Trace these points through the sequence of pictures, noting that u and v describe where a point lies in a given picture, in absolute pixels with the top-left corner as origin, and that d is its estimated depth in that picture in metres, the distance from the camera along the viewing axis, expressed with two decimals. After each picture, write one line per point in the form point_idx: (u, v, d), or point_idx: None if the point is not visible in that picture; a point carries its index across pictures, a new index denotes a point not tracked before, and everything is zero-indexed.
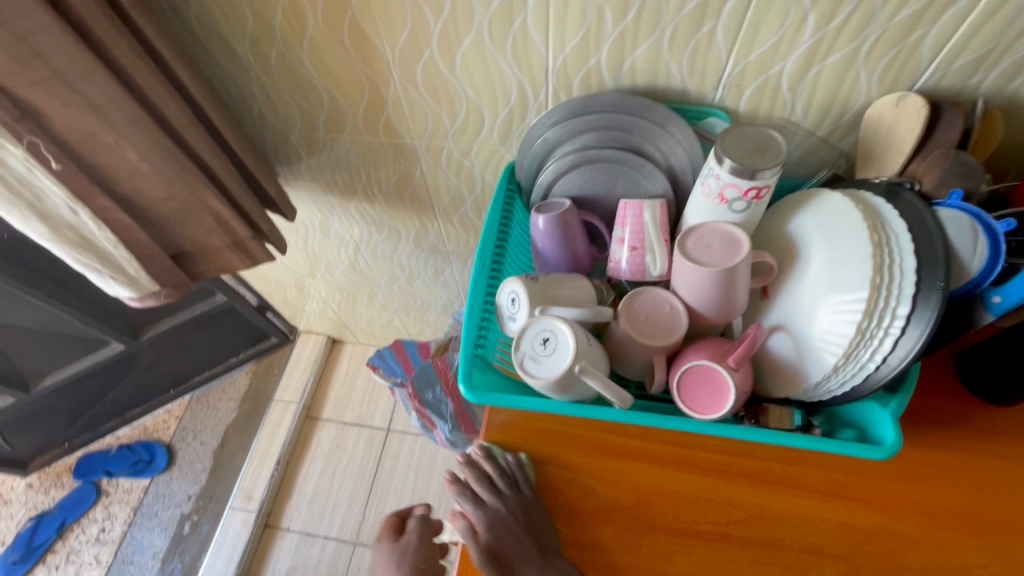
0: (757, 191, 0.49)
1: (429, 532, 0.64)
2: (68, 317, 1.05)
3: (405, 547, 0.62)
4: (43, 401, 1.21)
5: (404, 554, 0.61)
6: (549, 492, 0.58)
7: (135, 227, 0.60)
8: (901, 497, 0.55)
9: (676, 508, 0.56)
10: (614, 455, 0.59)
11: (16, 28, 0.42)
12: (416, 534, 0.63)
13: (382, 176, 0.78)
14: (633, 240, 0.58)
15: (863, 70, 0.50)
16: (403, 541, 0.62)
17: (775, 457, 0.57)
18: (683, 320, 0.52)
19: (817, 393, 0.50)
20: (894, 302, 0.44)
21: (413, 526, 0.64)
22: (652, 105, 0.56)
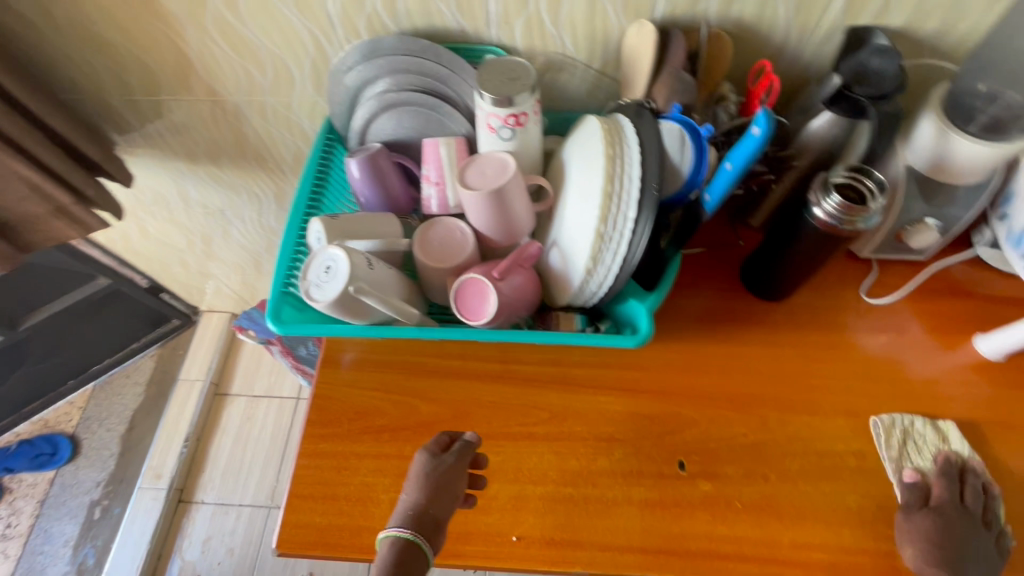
0: (516, 116, 0.54)
1: (469, 461, 0.56)
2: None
3: (440, 462, 0.55)
4: None
5: (434, 468, 0.54)
6: (376, 413, 0.63)
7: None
8: (683, 386, 0.64)
9: (491, 415, 0.63)
10: (437, 375, 0.65)
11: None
12: (456, 454, 0.56)
13: (218, 138, 0.79)
14: (435, 176, 0.62)
15: (607, 3, 0.55)
16: (442, 455, 0.55)
17: (576, 363, 0.65)
18: (472, 243, 0.57)
19: (586, 298, 0.56)
20: (624, 207, 0.50)
21: (456, 446, 0.56)
22: (429, 46, 0.60)
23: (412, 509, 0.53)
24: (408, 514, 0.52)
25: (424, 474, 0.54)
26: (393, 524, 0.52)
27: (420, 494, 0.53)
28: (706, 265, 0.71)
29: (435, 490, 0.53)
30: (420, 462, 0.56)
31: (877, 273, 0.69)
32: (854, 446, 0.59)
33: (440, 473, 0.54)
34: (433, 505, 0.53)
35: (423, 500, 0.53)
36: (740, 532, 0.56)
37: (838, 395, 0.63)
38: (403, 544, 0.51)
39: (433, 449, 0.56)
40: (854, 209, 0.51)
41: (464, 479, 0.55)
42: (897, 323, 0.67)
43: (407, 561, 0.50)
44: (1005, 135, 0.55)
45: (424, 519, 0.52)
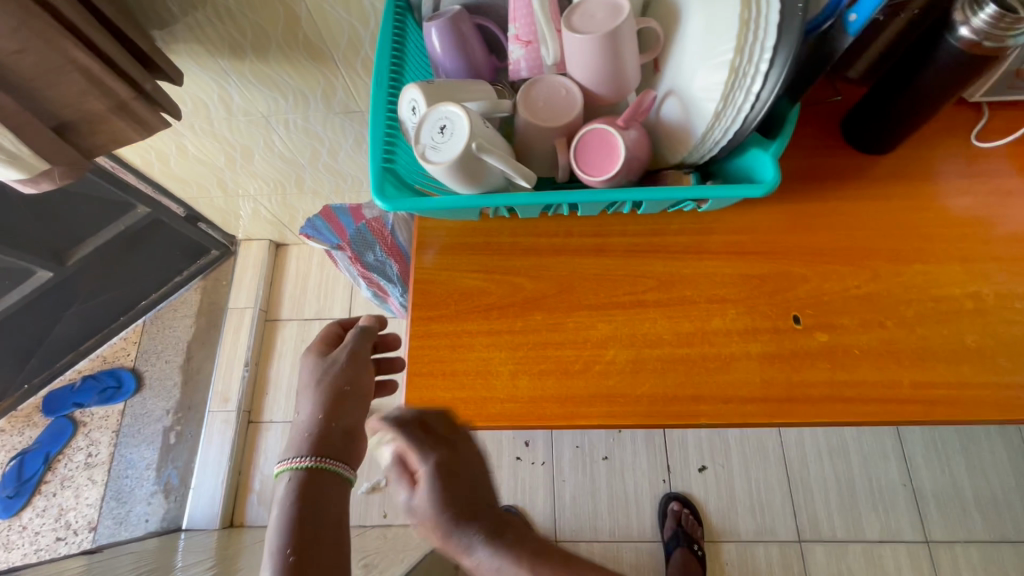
0: None
1: (367, 346, 0.58)
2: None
3: (330, 365, 0.55)
4: None
5: (326, 370, 0.54)
6: (481, 293, 0.63)
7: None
8: (791, 245, 0.62)
9: (598, 286, 0.62)
10: (537, 254, 0.63)
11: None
12: (348, 348, 0.57)
13: (267, 22, 0.73)
14: (525, 35, 0.57)
15: None
16: (330, 357, 0.56)
17: (680, 231, 0.63)
18: (580, 101, 0.54)
19: (705, 149, 0.54)
20: (763, 35, 0.46)
21: (350, 339, 0.57)
22: None
23: (312, 427, 0.51)
24: (307, 435, 0.51)
25: (317, 380, 0.54)
26: (283, 461, 0.50)
27: (318, 406, 0.52)
28: (806, 122, 0.67)
29: (334, 393, 0.53)
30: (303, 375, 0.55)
31: (987, 118, 0.66)
32: (969, 289, 0.59)
33: (329, 375, 0.54)
34: (335, 416, 0.52)
35: (321, 414, 0.52)
36: (860, 376, 0.56)
37: (950, 242, 0.61)
38: (306, 472, 0.48)
39: (317, 358, 0.57)
40: (1005, 24, 0.47)
41: (368, 371, 0.56)
42: (1009, 169, 0.64)
43: (316, 483, 0.48)
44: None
45: (329, 431, 0.51)
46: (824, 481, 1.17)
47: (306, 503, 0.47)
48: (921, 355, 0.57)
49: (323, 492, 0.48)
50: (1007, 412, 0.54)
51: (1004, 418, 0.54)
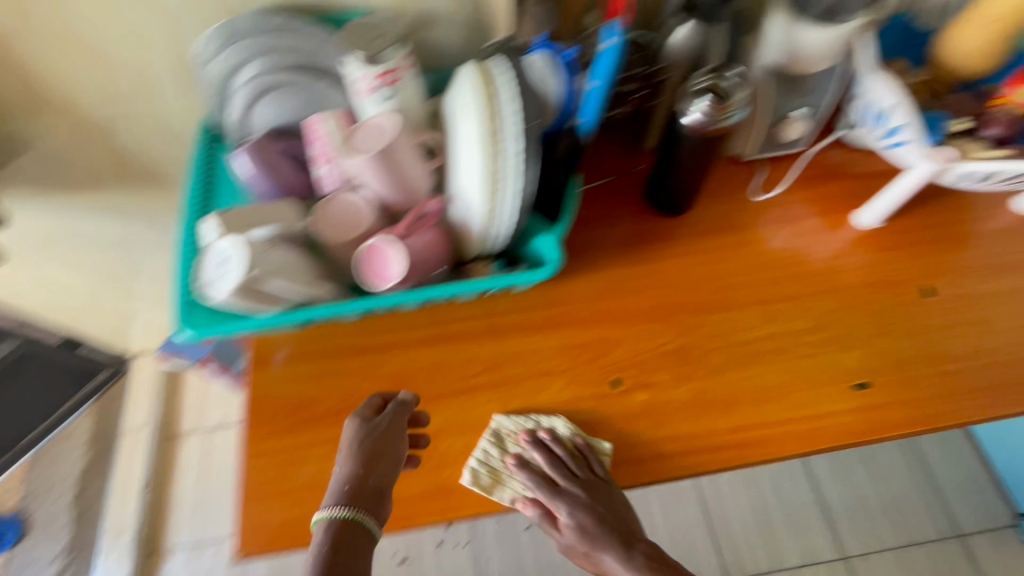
0: (390, 74, 0.55)
1: (405, 419, 0.58)
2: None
3: (372, 428, 0.57)
4: None
5: (368, 435, 0.56)
6: (315, 402, 0.63)
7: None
8: (606, 311, 0.66)
9: (429, 377, 0.63)
10: (370, 353, 0.65)
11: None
12: (389, 418, 0.57)
13: (92, 159, 0.74)
14: (325, 155, 0.60)
15: None
16: (373, 421, 0.57)
17: (504, 311, 0.66)
18: (371, 212, 0.57)
19: (493, 242, 0.58)
20: (508, 143, 0.51)
21: (390, 408, 0.58)
22: (288, 22, 0.59)
23: (350, 482, 0.54)
24: (345, 489, 0.53)
25: (357, 443, 0.56)
26: (328, 504, 0.53)
27: (353, 463, 0.55)
28: (610, 194, 0.73)
29: (369, 457, 0.55)
30: (349, 431, 0.57)
31: (763, 171, 0.74)
32: (766, 330, 0.64)
33: (370, 438, 0.56)
34: (372, 473, 0.54)
35: (361, 470, 0.54)
36: (677, 430, 0.59)
37: (746, 289, 0.67)
38: (340, 520, 0.52)
39: (361, 417, 0.58)
40: (720, 108, 0.55)
41: (404, 441, 0.57)
42: (788, 214, 0.72)
43: (347, 535, 0.51)
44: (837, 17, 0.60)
45: (363, 491, 0.53)
46: (742, 511, 1.19)
47: (340, 550, 0.51)
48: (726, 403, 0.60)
49: (356, 546, 0.51)
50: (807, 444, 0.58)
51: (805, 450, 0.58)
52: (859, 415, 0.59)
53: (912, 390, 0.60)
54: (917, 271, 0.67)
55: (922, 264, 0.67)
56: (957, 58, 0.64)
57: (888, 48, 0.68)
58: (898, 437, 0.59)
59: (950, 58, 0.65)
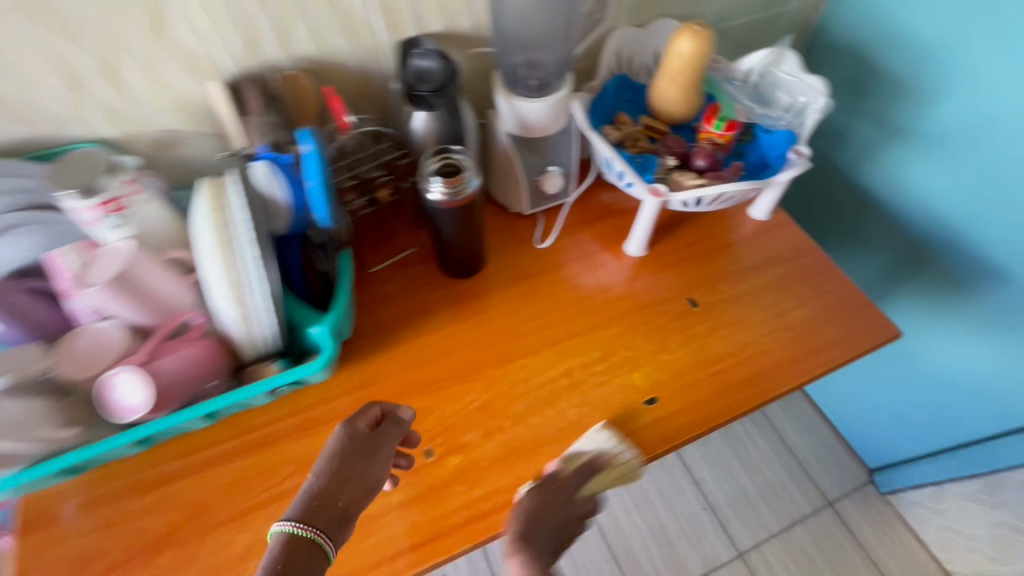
0: (111, 202, 0.53)
1: (394, 437, 0.57)
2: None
3: (359, 441, 0.54)
4: None
5: (350, 449, 0.54)
6: (94, 556, 0.56)
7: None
8: (414, 383, 0.67)
9: (234, 494, 0.59)
10: (162, 484, 0.60)
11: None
12: (379, 434, 0.56)
13: None
14: (70, 288, 0.55)
15: (171, 75, 0.59)
16: (359, 435, 0.55)
17: (309, 406, 0.65)
18: (123, 336, 0.55)
19: (263, 343, 0.58)
20: (243, 250, 0.52)
21: (385, 425, 0.56)
22: (13, 163, 0.58)
23: (320, 497, 0.51)
24: (313, 504, 0.50)
25: (339, 455, 0.53)
26: (290, 517, 0.49)
27: (328, 475, 0.52)
28: (406, 269, 0.76)
29: (341, 476, 0.52)
30: (340, 433, 0.55)
31: (542, 223, 0.82)
32: (563, 367, 0.69)
33: (354, 448, 0.54)
34: (342, 496, 0.51)
35: (332, 487, 0.51)
36: (492, 486, 0.60)
37: (541, 332, 0.72)
38: (296, 538, 0.48)
39: (370, 415, 0.57)
40: (454, 184, 0.61)
41: (382, 463, 0.55)
42: (571, 255, 0.79)
43: (298, 557, 0.47)
44: (544, 92, 0.69)
45: (329, 509, 0.50)
46: (641, 537, 1.21)
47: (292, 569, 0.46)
48: (533, 452, 0.62)
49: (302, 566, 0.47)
50: (606, 466, 0.61)
51: (604, 475, 0.60)
52: (652, 429, 0.64)
53: (694, 392, 0.66)
54: (684, 285, 0.76)
55: (685, 279, 0.76)
56: (665, 108, 0.76)
57: (616, 103, 0.80)
58: (687, 442, 0.64)
59: (662, 111, 0.77)
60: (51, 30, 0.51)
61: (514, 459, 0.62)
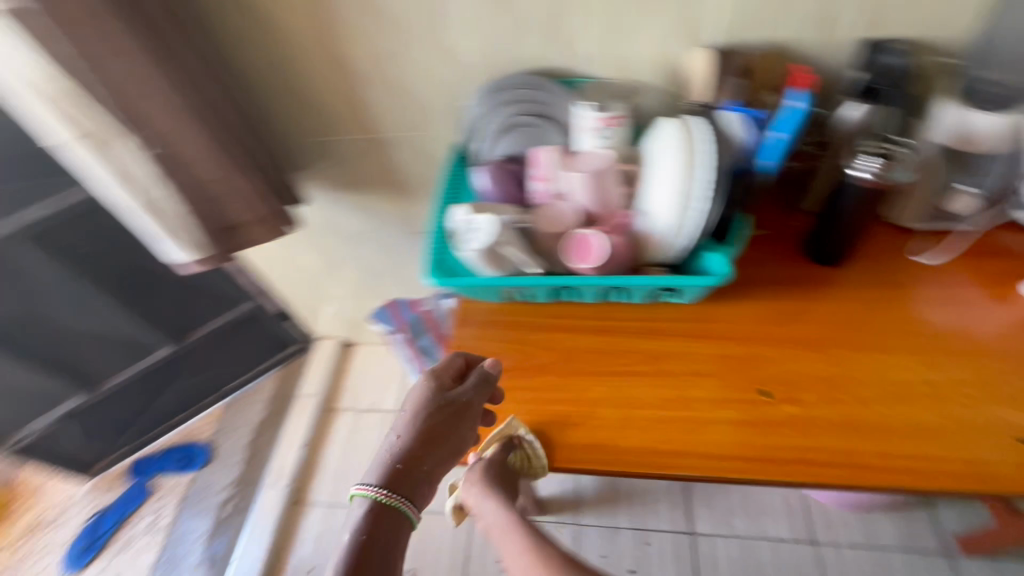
0: (611, 120, 0.74)
1: (485, 396, 0.70)
2: (107, 307, 1.30)
3: (446, 401, 0.69)
4: (117, 393, 1.50)
5: (435, 413, 0.69)
6: (499, 358, 0.79)
7: (175, 194, 0.83)
8: (759, 333, 0.75)
9: (596, 357, 0.77)
10: (547, 330, 0.80)
11: (95, 51, 0.68)
12: (469, 395, 0.69)
13: (368, 169, 1.03)
14: (544, 174, 0.78)
15: (671, 40, 0.75)
16: (449, 396, 0.69)
17: (665, 317, 0.79)
18: (578, 214, 0.75)
19: (675, 251, 0.71)
20: (701, 172, 0.67)
21: (473, 383, 0.70)
22: (543, 82, 0.81)
23: (403, 462, 0.67)
24: (399, 466, 0.67)
25: (424, 417, 0.69)
26: (376, 484, 0.66)
27: (415, 434, 0.68)
28: (770, 242, 0.83)
29: (427, 442, 0.68)
30: (424, 390, 0.70)
31: (924, 241, 0.80)
32: (922, 375, 0.69)
33: (443, 409, 0.69)
34: (426, 461, 0.68)
35: (414, 448, 0.67)
36: (823, 444, 0.65)
37: (902, 336, 0.72)
38: (381, 506, 0.65)
39: (444, 372, 0.71)
40: (890, 168, 0.66)
41: (467, 425, 0.70)
42: (950, 280, 0.77)
43: (388, 516, 0.65)
44: (1003, 109, 0.69)
45: (418, 469, 0.67)
46: None
47: (382, 523, 0.65)
48: (872, 432, 0.65)
49: (393, 527, 0.66)
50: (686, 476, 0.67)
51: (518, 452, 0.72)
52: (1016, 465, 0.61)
53: None
54: None
55: None
56: None
57: None
58: None
59: None
60: None
61: (850, 431, 0.66)
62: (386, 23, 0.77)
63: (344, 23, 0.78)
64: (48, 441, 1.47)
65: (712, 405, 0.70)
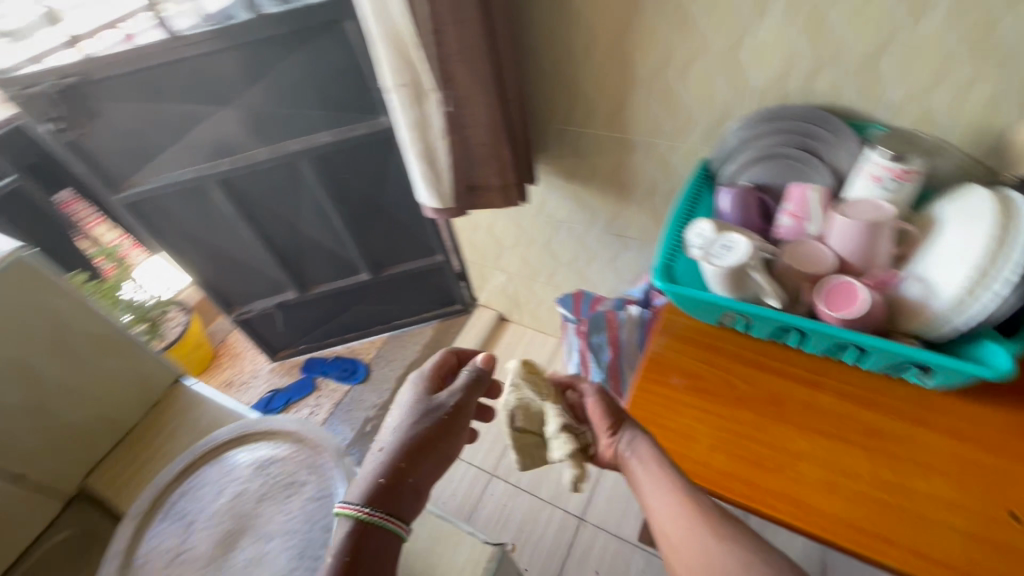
0: (903, 172, 0.68)
1: (467, 399, 0.77)
2: (339, 226, 1.53)
3: (430, 409, 0.74)
4: (317, 299, 1.78)
5: (419, 425, 0.72)
6: (699, 378, 0.79)
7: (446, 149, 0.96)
8: (1015, 449, 0.66)
9: (806, 411, 0.74)
10: (755, 367, 0.78)
11: (442, 21, 0.80)
12: (455, 401, 0.76)
13: (602, 165, 1.08)
14: (796, 210, 0.76)
15: (1004, 104, 0.69)
16: (430, 405, 0.74)
17: (895, 396, 0.73)
18: (835, 260, 0.71)
19: (944, 328, 0.65)
20: (1012, 253, 0.59)
21: (458, 390, 0.76)
22: (830, 117, 0.77)
23: (385, 476, 0.67)
24: (379, 481, 0.67)
25: (409, 432, 0.71)
26: (355, 502, 0.64)
27: (398, 451, 0.69)
28: None
29: (412, 454, 0.69)
30: (411, 399, 0.76)
31: None
32: None
33: (430, 415, 0.73)
34: (412, 472, 0.68)
35: (399, 461, 0.68)
36: None
37: None
38: (363, 522, 0.63)
39: (419, 387, 0.78)
40: None
41: (455, 428, 0.74)
42: None
43: (372, 532, 0.63)
44: None
45: (405, 486, 0.67)
46: None
47: (369, 540, 0.63)
48: None
49: (380, 545, 0.63)
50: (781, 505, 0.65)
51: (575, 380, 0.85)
52: None
53: None
54: None
55: None
56: None
57: None
58: None
59: None
60: (961, 46, 0.66)
61: None
62: (686, 36, 0.81)
63: (645, 28, 0.83)
64: (261, 319, 1.79)
65: (940, 506, 0.64)
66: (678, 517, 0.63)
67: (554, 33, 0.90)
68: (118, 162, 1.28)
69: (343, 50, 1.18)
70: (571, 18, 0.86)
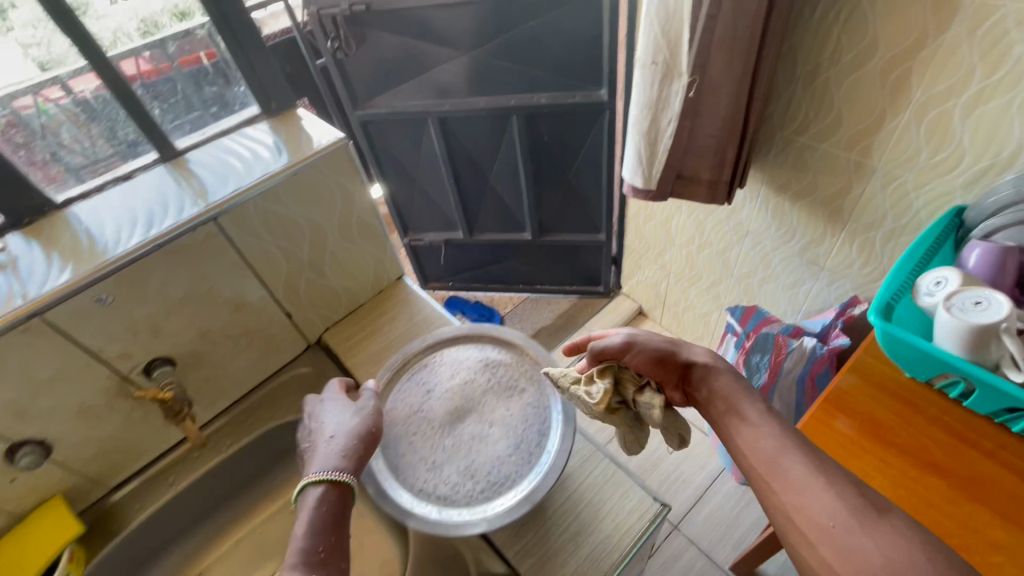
0: None
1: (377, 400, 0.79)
2: (523, 183, 1.63)
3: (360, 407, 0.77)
4: (478, 245, 1.92)
5: (356, 416, 0.75)
6: (887, 429, 0.74)
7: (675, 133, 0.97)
8: None
9: (1013, 502, 0.66)
10: (958, 438, 0.72)
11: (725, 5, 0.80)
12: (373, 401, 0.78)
13: (823, 184, 1.02)
14: None
15: None
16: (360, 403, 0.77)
17: None
18: None
19: None
20: None
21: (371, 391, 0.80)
22: None
23: (344, 454, 0.70)
24: (336, 459, 0.70)
25: (347, 428, 0.74)
26: (312, 478, 0.68)
27: (342, 438, 0.72)
28: None
29: (359, 439, 0.72)
30: (341, 398, 0.80)
31: None
32: None
33: (368, 406, 0.77)
34: (362, 448, 0.72)
35: (350, 440, 0.72)
36: None
37: None
38: (330, 488, 0.68)
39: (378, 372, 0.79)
40: None
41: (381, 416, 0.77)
42: None
43: (339, 496, 0.68)
44: None
45: (353, 464, 0.70)
46: None
47: (331, 509, 0.67)
48: None
49: (341, 508, 0.68)
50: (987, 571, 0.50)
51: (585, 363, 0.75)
52: None
53: None
54: None
55: None
56: None
57: None
58: None
59: None
60: None
61: None
62: (994, 66, 0.73)
63: (944, 49, 0.76)
64: (426, 249, 1.98)
65: None
66: (822, 504, 0.52)
67: (828, 38, 0.87)
68: (367, 86, 1.48)
69: (587, 19, 1.24)
70: (856, 26, 0.83)
